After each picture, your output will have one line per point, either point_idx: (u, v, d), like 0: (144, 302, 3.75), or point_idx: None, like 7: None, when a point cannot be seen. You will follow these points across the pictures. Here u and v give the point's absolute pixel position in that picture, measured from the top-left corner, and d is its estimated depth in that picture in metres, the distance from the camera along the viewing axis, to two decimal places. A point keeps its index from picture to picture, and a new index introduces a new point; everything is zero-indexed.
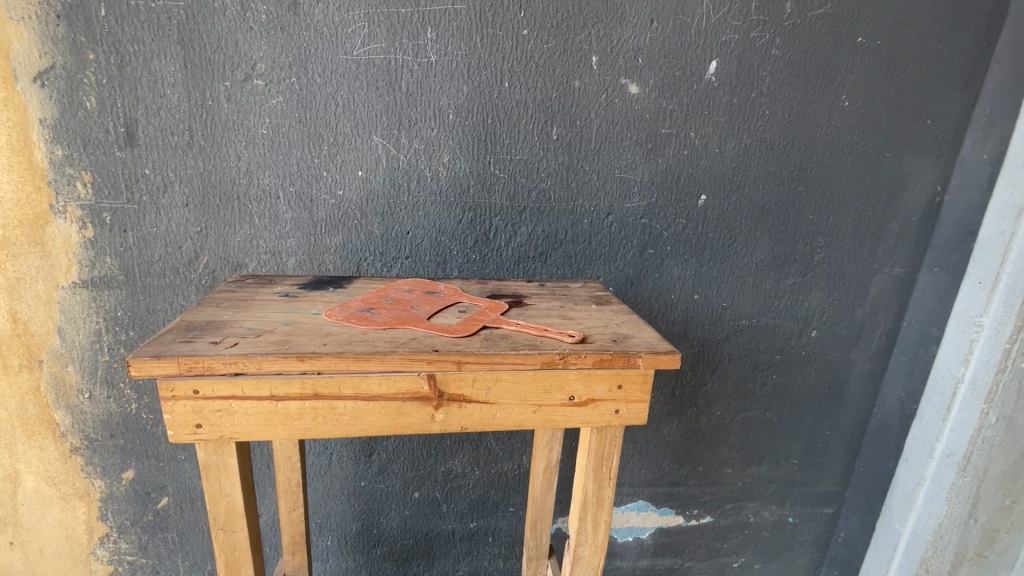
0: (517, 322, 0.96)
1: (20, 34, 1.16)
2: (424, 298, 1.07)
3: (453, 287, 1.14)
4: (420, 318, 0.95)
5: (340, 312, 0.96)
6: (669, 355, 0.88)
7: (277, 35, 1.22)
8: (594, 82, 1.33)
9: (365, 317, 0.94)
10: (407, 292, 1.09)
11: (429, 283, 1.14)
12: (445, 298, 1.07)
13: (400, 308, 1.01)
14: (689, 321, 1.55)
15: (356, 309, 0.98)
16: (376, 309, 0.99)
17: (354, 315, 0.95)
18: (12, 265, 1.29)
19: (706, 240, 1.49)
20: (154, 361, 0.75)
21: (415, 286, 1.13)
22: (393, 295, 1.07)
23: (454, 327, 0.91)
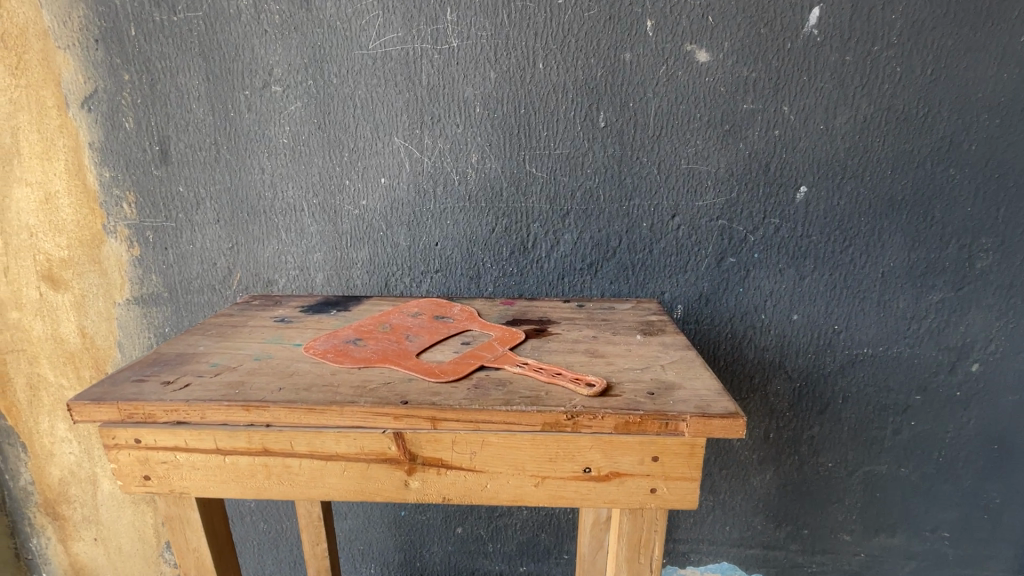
0: (526, 360, 0.75)
1: (67, 63, 1.18)
2: (427, 326, 0.89)
3: (468, 311, 0.96)
4: (409, 353, 0.78)
5: (322, 343, 0.82)
6: (725, 421, 0.63)
7: (291, 36, 1.13)
8: (650, 52, 1.07)
9: (346, 350, 0.79)
10: (410, 317, 0.93)
11: (439, 306, 0.97)
12: (451, 326, 0.89)
13: (394, 338, 0.84)
14: (786, 347, 1.22)
15: (343, 338, 0.84)
16: (364, 339, 0.84)
17: (334, 347, 0.81)
18: (77, 282, 1.35)
19: (809, 245, 1.15)
20: (93, 406, 0.66)
21: (424, 309, 0.96)
22: (393, 320, 0.91)
23: (442, 370, 0.72)
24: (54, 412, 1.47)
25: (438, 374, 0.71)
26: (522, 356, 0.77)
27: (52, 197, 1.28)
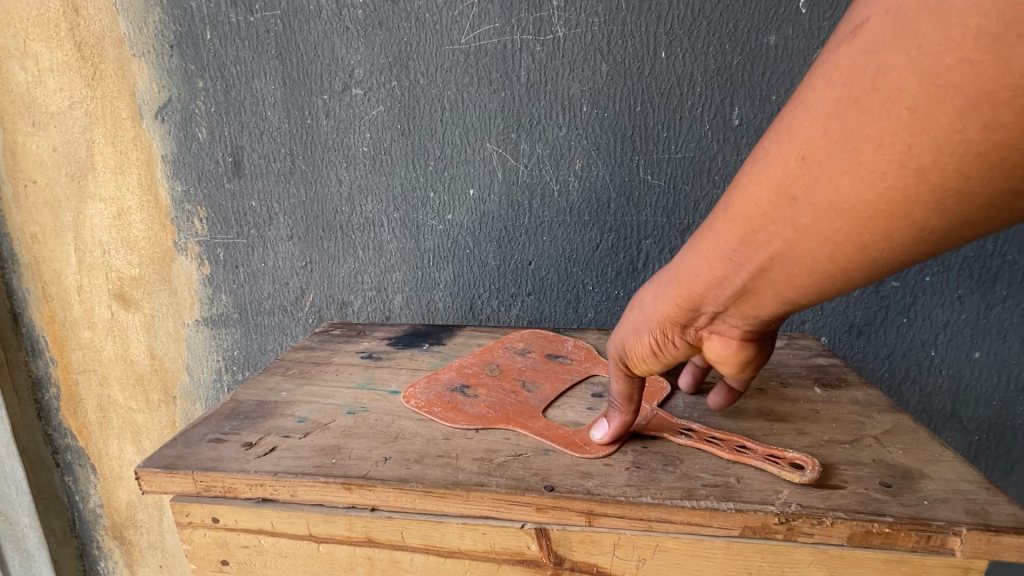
0: (692, 424, 0.58)
1: (141, 71, 1.11)
2: (544, 369, 0.73)
3: (587, 348, 0.79)
4: (536, 412, 0.62)
5: (424, 392, 0.67)
6: (1023, 539, 0.43)
7: (375, 33, 1.01)
8: (801, 33, 0.89)
9: (457, 405, 0.64)
10: (521, 356, 0.76)
11: (551, 341, 0.80)
12: (574, 371, 0.72)
13: (509, 387, 0.68)
14: (963, 393, 0.98)
15: (447, 386, 0.68)
16: (474, 388, 0.68)
17: (441, 399, 0.65)
18: (148, 302, 1.28)
19: (1002, 267, 0.91)
20: (165, 475, 0.54)
21: (533, 344, 0.80)
22: (501, 360, 0.75)
23: (588, 441, 0.56)
24: (123, 435, 1.41)
25: (585, 449, 0.54)
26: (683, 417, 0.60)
27: (125, 213, 1.21)
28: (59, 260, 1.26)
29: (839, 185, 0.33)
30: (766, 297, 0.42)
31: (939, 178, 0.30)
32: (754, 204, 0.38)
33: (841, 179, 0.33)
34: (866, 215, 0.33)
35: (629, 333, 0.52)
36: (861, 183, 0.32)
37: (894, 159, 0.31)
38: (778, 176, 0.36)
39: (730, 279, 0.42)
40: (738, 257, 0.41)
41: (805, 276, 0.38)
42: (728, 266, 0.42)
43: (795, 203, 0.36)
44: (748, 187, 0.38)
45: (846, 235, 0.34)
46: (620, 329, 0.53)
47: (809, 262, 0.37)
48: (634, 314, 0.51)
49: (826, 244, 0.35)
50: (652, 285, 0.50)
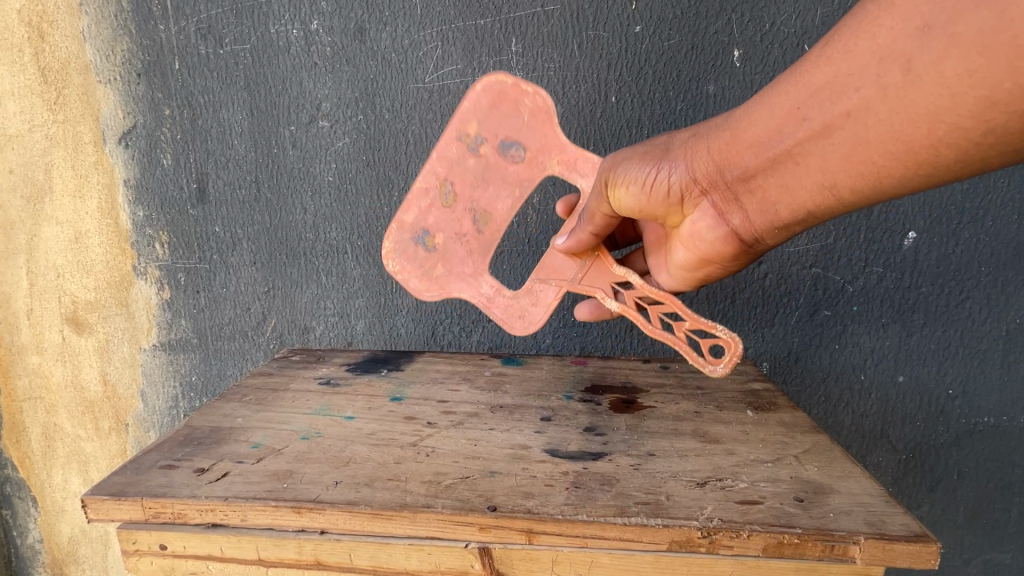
0: (628, 279, 0.70)
1: (106, 97, 1.12)
2: (491, 183, 0.76)
3: (539, 114, 0.74)
4: (485, 280, 0.78)
5: (396, 241, 0.78)
6: (913, 546, 0.48)
7: (343, 69, 1.06)
8: (736, 83, 0.98)
9: (423, 266, 0.78)
10: (471, 155, 0.75)
11: (504, 116, 0.74)
12: (523, 187, 0.76)
13: (461, 231, 0.77)
14: (891, 414, 1.05)
15: (405, 231, 0.78)
16: (432, 233, 0.77)
17: (412, 259, 0.78)
18: (102, 326, 1.25)
19: (918, 298, 1.00)
20: (113, 502, 0.55)
21: (483, 123, 0.74)
22: (452, 173, 0.76)
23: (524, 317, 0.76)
24: (69, 465, 1.35)
25: (518, 328, 0.76)
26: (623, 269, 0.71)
27: (83, 236, 1.20)
28: (10, 283, 1.23)
29: (884, 85, 0.45)
30: (804, 168, 0.53)
31: (925, 125, 0.44)
32: (814, 75, 0.49)
33: (893, 78, 0.45)
34: (871, 150, 0.48)
35: (642, 162, 0.62)
36: (902, 89, 0.44)
37: (960, 72, 0.41)
38: (907, 31, 0.43)
39: (785, 134, 0.52)
40: (805, 111, 0.50)
41: (810, 172, 0.52)
42: (789, 120, 0.51)
43: (908, 74, 0.44)
44: (855, 49, 0.46)
45: (848, 150, 0.49)
46: (633, 157, 0.64)
47: (829, 154, 0.50)
48: (673, 152, 0.61)
49: (848, 138, 0.48)
50: (703, 135, 0.59)
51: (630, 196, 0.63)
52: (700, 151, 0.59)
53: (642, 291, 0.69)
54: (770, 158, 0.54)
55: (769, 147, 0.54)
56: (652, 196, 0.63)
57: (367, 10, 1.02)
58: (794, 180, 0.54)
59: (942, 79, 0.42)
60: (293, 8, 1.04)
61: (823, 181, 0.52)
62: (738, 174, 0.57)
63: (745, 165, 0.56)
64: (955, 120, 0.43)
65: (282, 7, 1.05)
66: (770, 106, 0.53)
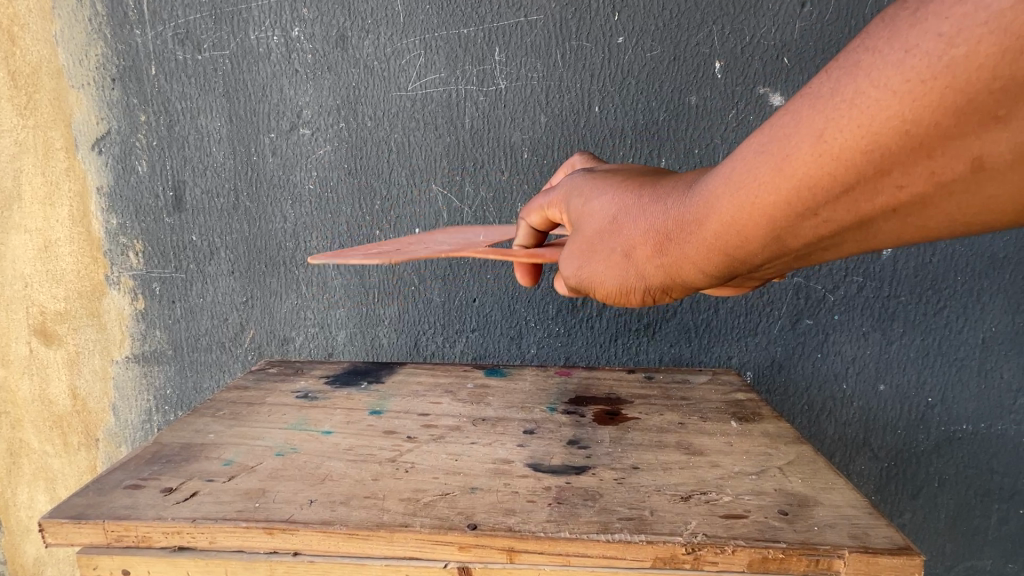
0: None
1: (79, 102, 1.09)
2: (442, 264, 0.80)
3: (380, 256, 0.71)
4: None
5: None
6: (897, 559, 0.48)
7: (324, 76, 1.04)
8: (718, 95, 0.99)
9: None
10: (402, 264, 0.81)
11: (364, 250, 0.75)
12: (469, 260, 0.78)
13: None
14: (872, 422, 1.06)
15: None
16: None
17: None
18: (72, 338, 1.21)
19: (897, 307, 1.01)
20: (73, 526, 0.52)
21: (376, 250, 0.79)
22: None
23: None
24: (35, 482, 1.29)
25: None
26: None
27: (52, 245, 1.16)
28: None
29: (944, 181, 0.38)
30: (836, 247, 0.47)
31: (1006, 208, 0.39)
32: (829, 181, 0.41)
33: (959, 174, 0.37)
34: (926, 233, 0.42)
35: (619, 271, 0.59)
36: (971, 186, 0.38)
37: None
38: (965, 125, 0.35)
39: (805, 235, 0.46)
40: (830, 215, 0.43)
41: (847, 252, 0.48)
42: (808, 223, 0.45)
43: (978, 171, 0.37)
44: (880, 149, 0.38)
45: (898, 235, 0.44)
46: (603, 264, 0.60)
47: (871, 240, 0.45)
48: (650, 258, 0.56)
49: (897, 227, 0.43)
50: (684, 238, 0.52)
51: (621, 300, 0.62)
52: (688, 256, 0.53)
53: None
54: (791, 255, 0.49)
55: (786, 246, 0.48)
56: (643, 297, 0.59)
57: (349, 17, 1.02)
58: (827, 258, 0.49)
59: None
60: (273, 15, 1.03)
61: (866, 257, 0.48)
62: (749, 269, 0.52)
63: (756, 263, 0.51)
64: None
65: (262, 14, 1.03)
66: (767, 215, 0.46)
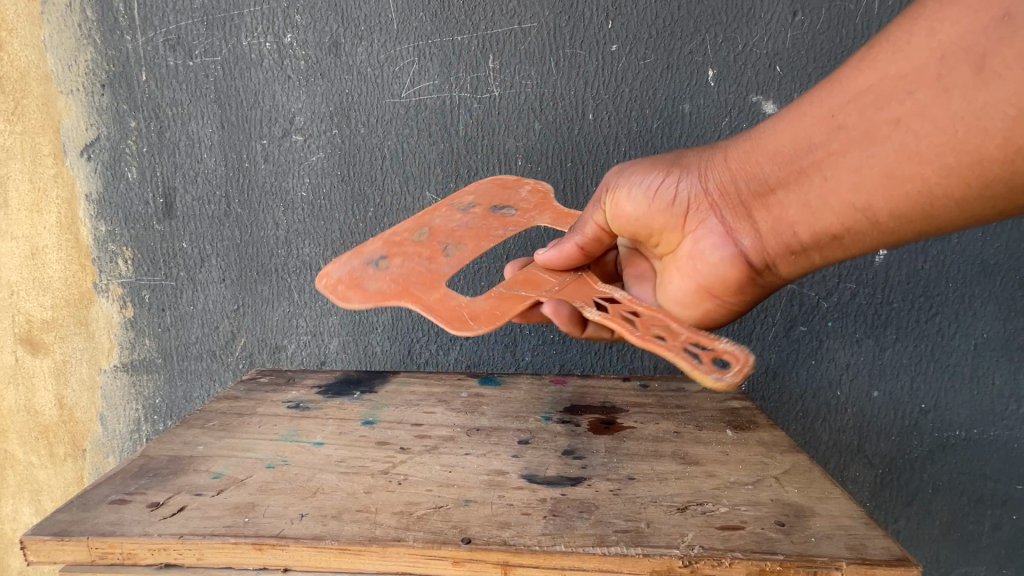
0: (615, 295, 0.67)
1: (68, 108, 1.07)
2: (473, 228, 0.79)
3: (535, 194, 0.85)
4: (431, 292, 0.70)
5: (350, 263, 0.75)
6: (894, 571, 0.48)
7: (317, 83, 1.04)
8: (711, 103, 0.99)
9: (360, 281, 0.71)
10: (459, 212, 0.82)
11: (498, 195, 0.85)
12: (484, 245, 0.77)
13: (422, 258, 0.74)
14: (866, 428, 1.06)
15: (365, 257, 0.75)
16: (388, 258, 0.74)
17: (356, 278, 0.72)
18: (60, 347, 1.19)
19: (890, 313, 1.02)
20: (56, 543, 0.51)
21: (478, 197, 0.84)
22: (436, 223, 0.80)
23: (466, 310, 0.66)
24: (20, 494, 1.27)
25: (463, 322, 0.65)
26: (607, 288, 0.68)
27: (40, 252, 1.14)
28: None
29: (948, 85, 0.42)
30: (834, 177, 0.50)
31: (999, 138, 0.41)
32: (859, 80, 0.47)
33: (963, 77, 0.41)
34: (917, 166, 0.45)
35: (648, 174, 0.64)
36: (971, 89, 0.41)
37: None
38: (983, 24, 0.40)
39: (816, 144, 0.50)
40: (842, 119, 0.48)
41: (841, 187, 0.50)
42: (823, 128, 0.50)
43: (980, 72, 0.41)
44: (907, 49, 0.44)
45: (886, 168, 0.47)
46: (636, 168, 0.65)
47: (863, 167, 0.48)
48: (685, 166, 0.62)
49: (892, 149, 0.46)
50: (723, 147, 0.59)
51: (633, 202, 0.64)
52: (718, 161, 0.59)
53: (632, 306, 0.65)
54: (795, 171, 0.53)
55: (798, 158, 0.52)
56: (660, 204, 0.63)
57: (343, 24, 1.01)
58: (820, 198, 0.52)
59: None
60: (266, 21, 1.02)
61: (853, 203, 0.50)
62: (759, 184, 0.56)
63: (766, 177, 0.55)
64: None
65: (255, 20, 1.02)
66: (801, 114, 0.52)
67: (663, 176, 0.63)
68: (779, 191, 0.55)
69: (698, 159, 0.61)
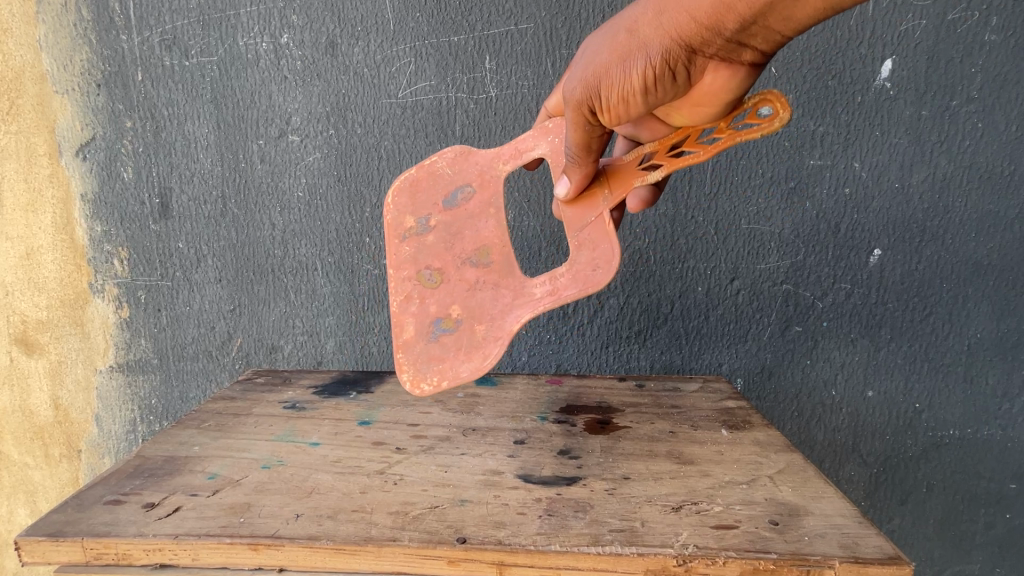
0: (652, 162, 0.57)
1: (63, 108, 1.07)
2: (470, 231, 0.62)
3: (455, 155, 0.64)
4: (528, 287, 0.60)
5: (409, 359, 0.61)
6: (886, 569, 0.48)
7: (314, 83, 1.04)
8: None
9: (442, 374, 0.59)
10: (424, 235, 0.62)
11: (420, 190, 0.63)
12: (496, 205, 0.62)
13: (468, 286, 0.61)
14: (861, 428, 1.07)
15: (408, 359, 0.60)
16: (438, 319, 0.60)
17: (441, 355, 0.60)
18: (55, 347, 1.19)
19: (884, 314, 1.02)
20: (50, 544, 0.51)
21: (410, 207, 0.63)
22: (418, 258, 0.62)
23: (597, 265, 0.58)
24: (16, 495, 1.26)
25: (599, 275, 0.58)
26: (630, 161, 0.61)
27: (35, 252, 1.14)
28: None
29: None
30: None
31: None
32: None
33: None
34: None
35: (620, 59, 0.52)
36: None
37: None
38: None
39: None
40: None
41: None
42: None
43: None
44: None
45: None
46: (602, 59, 0.53)
47: None
48: (643, 36, 0.51)
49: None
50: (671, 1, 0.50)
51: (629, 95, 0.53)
52: (678, 18, 0.50)
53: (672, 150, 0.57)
54: (768, 2, 0.47)
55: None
56: (647, 85, 0.53)
57: (339, 24, 1.01)
58: (795, 6, 0.47)
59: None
60: (262, 21, 1.02)
61: (824, 4, 0.47)
62: (737, 26, 0.49)
63: (742, 14, 0.48)
64: None
65: (251, 20, 1.02)
66: None
67: (635, 57, 0.52)
68: (756, 21, 0.49)
69: (654, 23, 0.51)
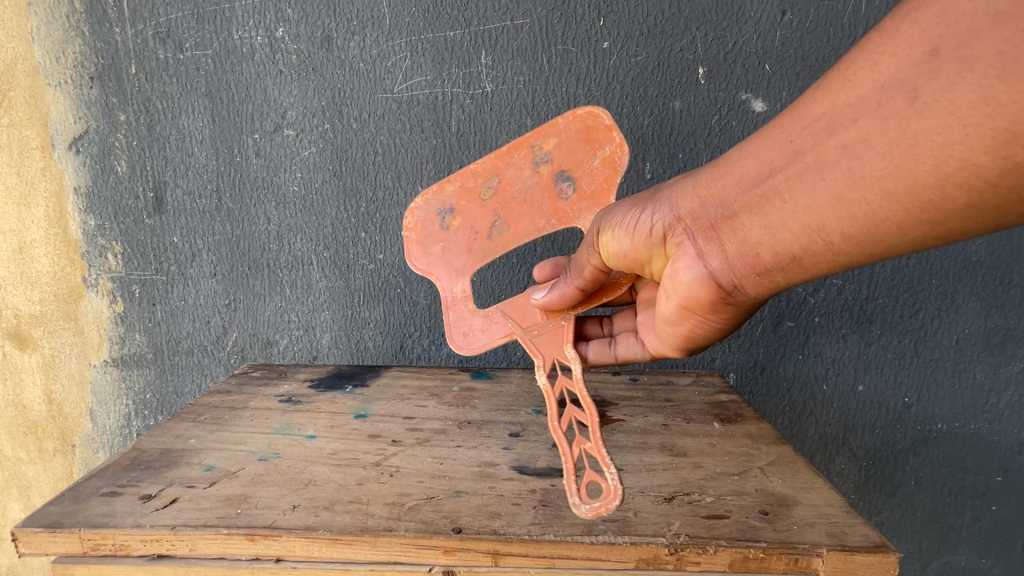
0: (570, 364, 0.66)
1: (56, 101, 1.06)
2: (531, 202, 0.74)
3: (608, 165, 0.73)
4: (463, 282, 0.75)
5: (422, 206, 0.76)
6: (872, 557, 0.49)
7: (310, 77, 1.04)
8: (702, 101, 1.00)
9: (424, 236, 0.76)
10: (531, 165, 0.74)
11: (579, 149, 0.73)
12: (546, 225, 0.74)
13: (476, 228, 0.75)
14: (852, 422, 1.08)
15: (440, 207, 0.76)
16: (455, 213, 0.75)
17: (423, 225, 0.76)
18: (48, 342, 1.18)
19: (875, 309, 1.04)
20: (47, 535, 0.51)
21: (559, 144, 0.74)
22: (506, 173, 0.74)
23: (466, 334, 0.73)
24: (9, 491, 1.26)
25: (455, 340, 0.73)
26: (573, 354, 0.67)
27: (27, 247, 1.13)
28: None
29: (886, 115, 0.39)
30: (791, 205, 0.45)
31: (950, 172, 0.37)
32: (813, 108, 0.43)
33: (897, 107, 0.38)
34: (864, 189, 0.41)
35: (629, 207, 0.58)
36: (901, 120, 0.38)
37: (972, 100, 0.34)
38: (913, 56, 0.37)
39: (776, 168, 0.46)
40: (800, 145, 0.44)
41: (796, 213, 0.45)
42: (781, 155, 0.45)
43: (913, 102, 0.37)
44: (854, 79, 0.40)
45: (837, 198, 0.42)
46: (624, 202, 0.60)
47: (817, 200, 0.44)
48: (657, 194, 0.56)
49: (842, 173, 0.42)
50: (691, 175, 0.54)
51: (619, 240, 0.59)
52: (684, 189, 0.54)
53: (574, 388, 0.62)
54: (756, 196, 0.47)
55: (756, 184, 0.47)
56: (631, 237, 0.58)
57: (334, 18, 1.01)
58: (780, 221, 0.47)
59: (952, 109, 0.35)
60: (257, 15, 1.02)
61: (809, 224, 0.45)
62: (720, 212, 0.50)
63: (727, 203, 0.50)
64: (962, 157, 0.36)
65: (246, 14, 1.02)
66: (764, 152, 0.47)
67: (640, 208, 0.57)
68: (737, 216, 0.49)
69: (670, 187, 0.56)
